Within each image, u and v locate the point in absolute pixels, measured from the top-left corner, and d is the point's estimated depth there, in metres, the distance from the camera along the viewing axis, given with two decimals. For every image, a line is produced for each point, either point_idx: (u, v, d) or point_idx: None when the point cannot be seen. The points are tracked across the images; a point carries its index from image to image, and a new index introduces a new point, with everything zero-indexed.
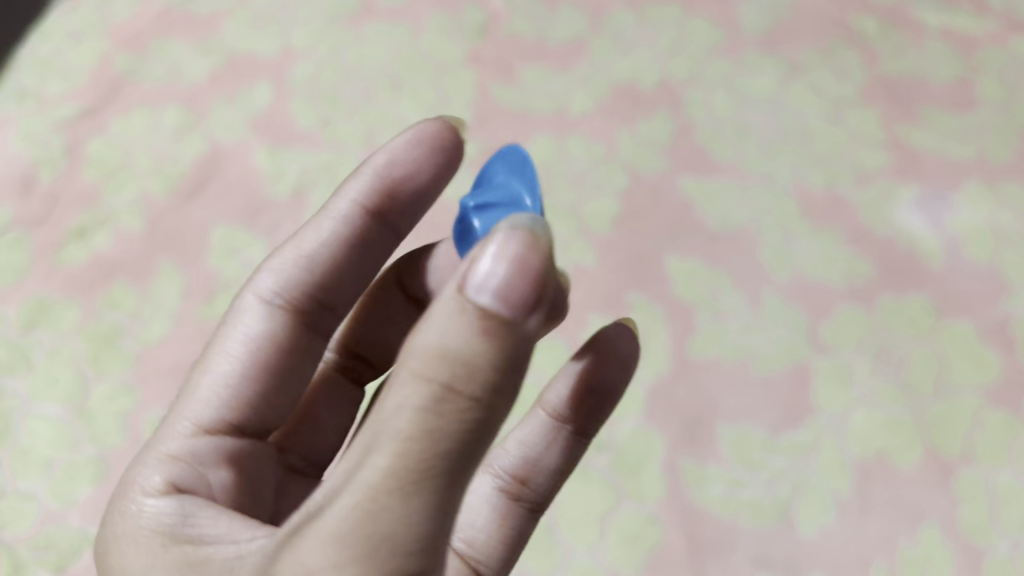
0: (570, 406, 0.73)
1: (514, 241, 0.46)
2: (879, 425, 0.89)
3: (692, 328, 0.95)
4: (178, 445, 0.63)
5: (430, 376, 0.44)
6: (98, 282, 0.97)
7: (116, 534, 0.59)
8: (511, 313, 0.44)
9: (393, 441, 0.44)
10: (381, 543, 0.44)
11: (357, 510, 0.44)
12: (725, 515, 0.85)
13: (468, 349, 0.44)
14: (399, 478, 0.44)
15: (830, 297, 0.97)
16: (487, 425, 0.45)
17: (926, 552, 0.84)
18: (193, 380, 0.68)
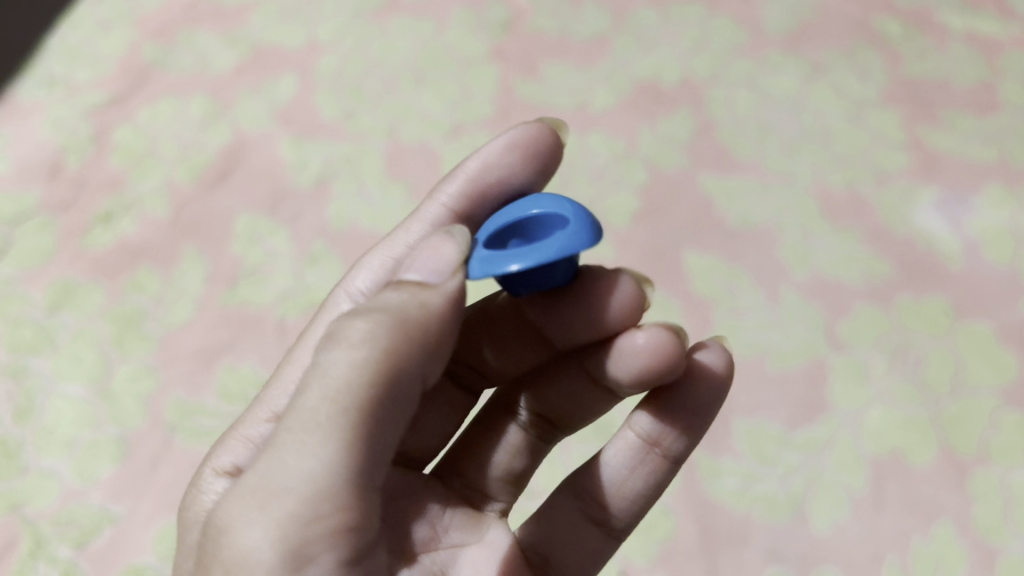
0: (660, 428, 0.66)
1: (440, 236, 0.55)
2: (894, 423, 0.89)
3: (709, 323, 0.95)
4: (257, 433, 0.67)
5: (338, 334, 0.51)
6: (123, 266, 0.98)
7: (187, 502, 0.66)
8: (427, 278, 0.53)
9: (305, 391, 0.50)
10: (281, 482, 0.48)
11: (270, 455, 0.49)
12: (739, 508, 0.85)
13: (378, 303, 0.52)
14: (298, 418, 0.49)
15: (848, 295, 0.98)
16: (390, 370, 0.50)
17: (940, 550, 0.83)
18: (281, 366, 0.71)
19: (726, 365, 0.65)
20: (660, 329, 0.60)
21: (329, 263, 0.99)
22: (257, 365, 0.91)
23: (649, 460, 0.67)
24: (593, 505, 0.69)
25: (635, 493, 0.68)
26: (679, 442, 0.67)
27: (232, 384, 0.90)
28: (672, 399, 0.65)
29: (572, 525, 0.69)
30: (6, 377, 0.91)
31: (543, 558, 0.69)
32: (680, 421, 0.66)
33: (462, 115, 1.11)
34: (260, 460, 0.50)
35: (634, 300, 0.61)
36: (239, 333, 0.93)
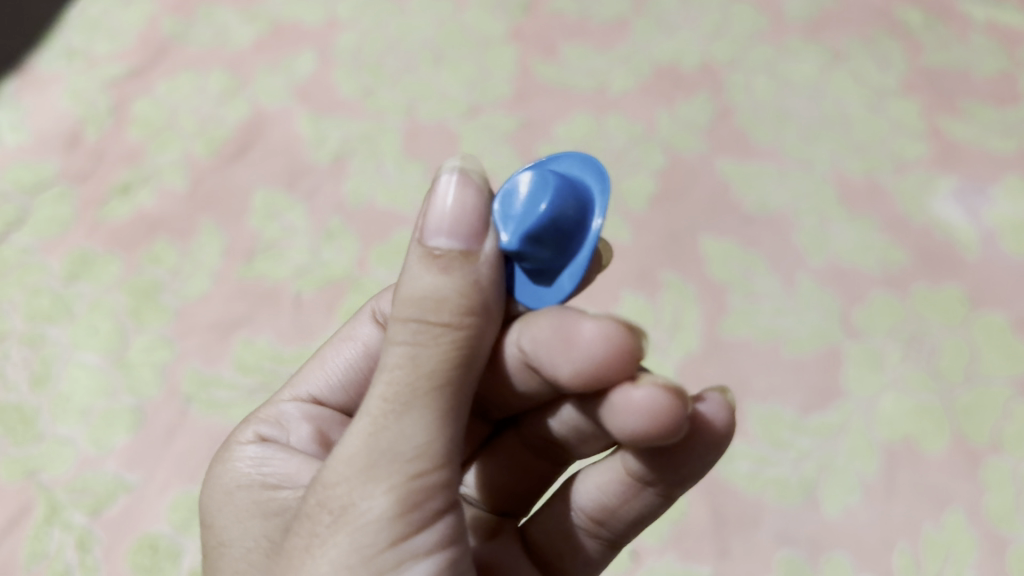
0: (654, 470, 0.60)
1: (451, 187, 0.48)
2: (907, 410, 0.89)
3: (725, 307, 0.95)
4: (279, 409, 0.68)
5: (406, 315, 0.47)
6: (141, 238, 0.99)
7: (210, 469, 0.63)
8: (470, 247, 0.48)
9: (385, 373, 0.47)
10: (384, 462, 0.46)
11: (362, 436, 0.47)
12: (750, 491, 0.85)
13: (434, 280, 0.47)
14: (390, 401, 0.47)
15: (865, 283, 0.98)
16: (470, 350, 0.47)
17: (952, 537, 0.83)
18: (308, 365, 0.72)
19: (723, 419, 0.56)
20: (651, 394, 0.50)
21: (346, 239, 0.98)
22: (273, 339, 0.91)
23: (643, 493, 0.62)
24: (591, 521, 0.65)
25: (630, 518, 0.64)
26: (673, 482, 0.61)
27: (248, 357, 0.90)
28: (659, 454, 0.59)
29: (570, 536, 0.66)
30: (23, 345, 0.92)
31: (544, 563, 0.67)
32: (673, 469, 0.59)
33: (480, 95, 1.10)
34: (351, 441, 0.48)
35: (624, 350, 0.50)
36: (255, 306, 0.93)
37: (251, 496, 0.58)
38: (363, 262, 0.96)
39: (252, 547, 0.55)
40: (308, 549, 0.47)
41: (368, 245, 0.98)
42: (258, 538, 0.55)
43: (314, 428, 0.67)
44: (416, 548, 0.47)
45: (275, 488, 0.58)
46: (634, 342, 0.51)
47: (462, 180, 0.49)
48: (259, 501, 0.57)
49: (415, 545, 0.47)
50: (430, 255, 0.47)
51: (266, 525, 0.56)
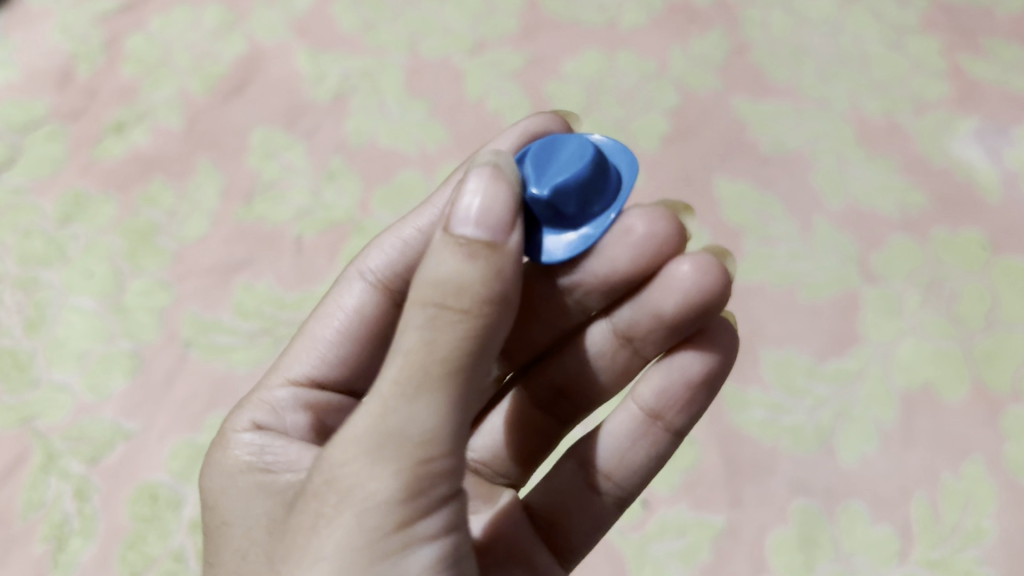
0: (664, 402, 0.61)
1: (482, 178, 0.47)
2: (926, 356, 0.86)
3: (740, 251, 0.92)
4: (274, 395, 0.65)
5: (425, 298, 0.44)
6: (136, 179, 0.96)
7: (208, 457, 0.61)
8: (494, 237, 0.46)
9: (398, 354, 0.44)
10: (392, 446, 0.44)
11: (371, 415, 0.44)
12: (765, 439, 0.82)
13: (457, 267, 0.44)
14: (401, 382, 0.44)
15: (882, 226, 0.94)
16: (486, 337, 0.45)
17: (971, 486, 0.79)
18: (297, 341, 0.69)
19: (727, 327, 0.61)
20: (700, 259, 0.57)
21: (347, 179, 0.95)
22: (273, 283, 0.88)
23: (652, 432, 0.63)
24: (598, 474, 0.64)
25: (634, 470, 0.63)
26: (684, 414, 0.62)
27: (248, 302, 0.87)
28: (678, 367, 0.60)
29: (575, 493, 0.65)
30: (16, 289, 0.89)
31: (549, 523, 0.65)
32: (686, 392, 0.61)
33: (485, 30, 1.06)
34: (359, 420, 0.45)
35: (670, 228, 0.57)
36: (254, 249, 0.90)
37: (251, 480, 0.56)
38: (366, 204, 0.93)
39: (254, 524, 0.52)
40: (312, 531, 0.45)
41: (370, 187, 0.95)
42: (259, 516, 0.53)
43: (311, 416, 0.64)
44: (421, 534, 0.45)
45: (274, 471, 0.56)
46: (678, 225, 0.58)
47: (494, 177, 0.48)
48: (259, 483, 0.55)
49: (420, 531, 0.45)
50: (455, 244, 0.45)
51: (265, 504, 0.53)
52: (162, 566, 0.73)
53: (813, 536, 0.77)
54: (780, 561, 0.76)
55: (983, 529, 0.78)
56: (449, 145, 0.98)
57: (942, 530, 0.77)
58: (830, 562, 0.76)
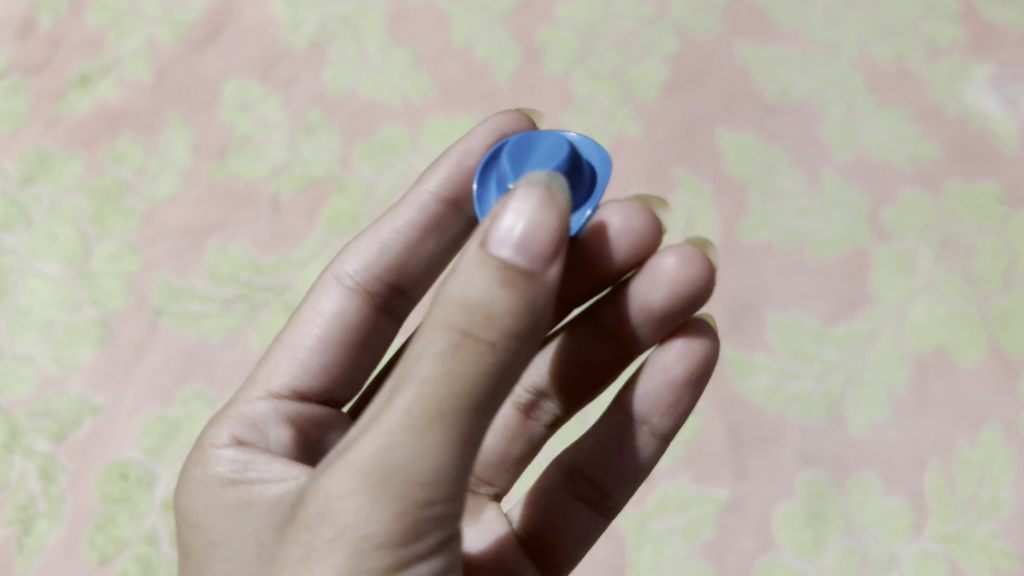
0: (649, 404, 0.60)
1: (531, 199, 0.39)
2: (940, 317, 0.81)
3: (744, 206, 0.87)
4: (254, 409, 0.59)
5: (450, 322, 0.38)
6: (103, 135, 0.90)
7: (184, 476, 0.54)
8: (532, 265, 0.38)
9: (411, 380, 0.38)
10: (394, 486, 0.38)
11: (373, 445, 0.39)
12: (771, 407, 0.77)
13: (487, 290, 0.38)
14: (411, 414, 0.38)
15: (894, 179, 0.89)
16: (508, 373, 0.39)
17: (987, 455, 0.75)
18: (272, 352, 0.65)
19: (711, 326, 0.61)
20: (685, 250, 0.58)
21: (327, 133, 0.89)
22: (249, 246, 0.83)
23: (637, 437, 0.61)
24: (584, 483, 0.62)
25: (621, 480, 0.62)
26: (669, 417, 0.60)
27: (222, 266, 0.81)
28: (662, 367, 0.60)
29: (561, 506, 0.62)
30: None
31: (535, 537, 0.62)
32: (670, 394, 0.60)
33: None
34: (360, 446, 0.39)
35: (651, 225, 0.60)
36: (229, 209, 0.85)
37: (234, 497, 0.49)
38: (346, 159, 0.87)
39: (242, 547, 0.46)
40: (302, 564, 0.40)
41: (350, 141, 0.89)
42: (248, 538, 0.46)
43: (294, 430, 0.59)
44: None
45: (263, 483, 0.49)
46: (653, 220, 0.61)
47: (543, 199, 0.40)
48: (244, 499, 0.48)
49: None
50: (489, 264, 0.38)
51: (249, 525, 0.46)
52: (133, 549, 0.69)
53: (822, 510, 0.73)
54: (787, 537, 0.72)
55: (1000, 500, 0.73)
56: (435, 95, 0.92)
57: (957, 503, 0.73)
58: (840, 537, 0.72)
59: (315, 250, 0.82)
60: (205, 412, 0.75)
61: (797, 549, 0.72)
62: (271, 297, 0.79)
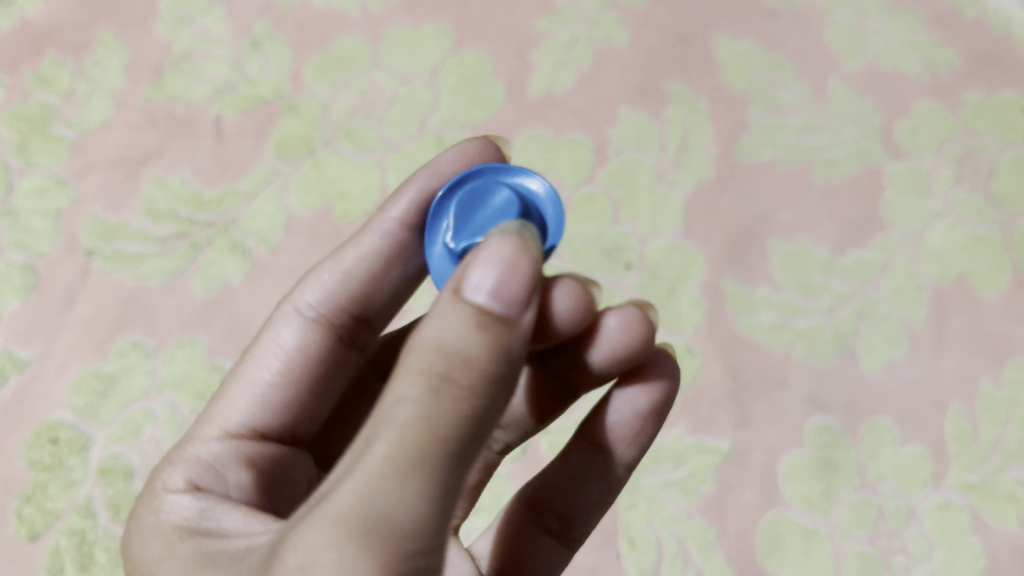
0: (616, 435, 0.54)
1: (504, 245, 0.37)
2: (960, 243, 0.73)
3: (744, 123, 0.78)
4: (208, 449, 0.50)
5: (426, 367, 0.34)
6: (25, 56, 0.80)
7: (136, 524, 0.46)
8: (507, 310, 0.35)
9: (388, 425, 0.34)
10: (379, 540, 0.33)
11: (350, 493, 0.33)
12: (775, 347, 0.70)
13: (463, 331, 0.34)
14: (392, 457, 0.33)
15: (908, 89, 0.80)
16: (486, 423, 0.35)
17: (1012, 396, 0.68)
18: (224, 387, 0.54)
19: (671, 368, 0.54)
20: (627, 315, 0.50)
21: (275, 48, 0.80)
22: (189, 176, 0.74)
23: (602, 466, 0.55)
24: (550, 514, 0.56)
25: (589, 510, 0.55)
26: (635, 445, 0.55)
27: (160, 201, 0.73)
28: (626, 398, 0.54)
29: (526, 539, 0.55)
30: None
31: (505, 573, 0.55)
32: (635, 424, 0.54)
33: None
34: (335, 496, 0.34)
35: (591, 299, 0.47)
36: (168, 135, 0.76)
37: (192, 550, 0.41)
38: (298, 77, 0.79)
39: None
40: None
41: (301, 57, 0.80)
42: None
43: (255, 473, 0.50)
44: None
45: (225, 537, 0.41)
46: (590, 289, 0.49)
47: (518, 244, 0.37)
48: (203, 552, 0.41)
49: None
50: (464, 307, 0.35)
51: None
52: (66, 523, 0.62)
53: (833, 459, 0.66)
54: (794, 490, 0.65)
55: None
56: (396, 3, 0.83)
57: (981, 448, 0.66)
58: (854, 490, 0.65)
59: (264, 179, 0.74)
60: (143, 365, 0.67)
61: (805, 505, 0.65)
62: (215, 234, 0.71)
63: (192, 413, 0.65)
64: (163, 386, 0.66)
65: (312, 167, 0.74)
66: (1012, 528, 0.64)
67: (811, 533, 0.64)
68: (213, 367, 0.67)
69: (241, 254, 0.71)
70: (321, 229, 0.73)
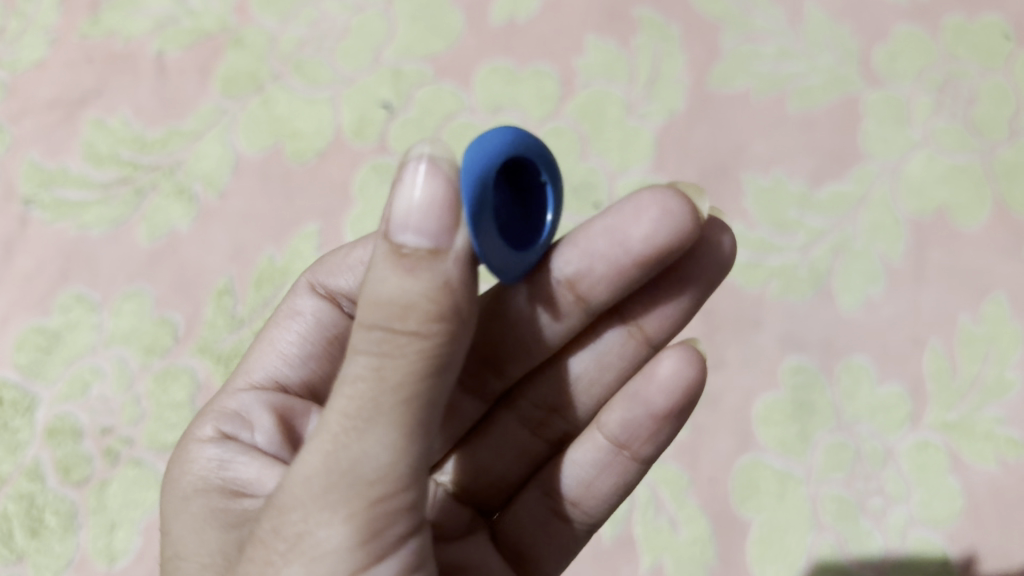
0: (634, 433, 0.49)
1: (423, 174, 0.32)
2: (940, 174, 0.70)
3: (716, 51, 0.75)
4: (236, 401, 0.47)
5: (369, 320, 0.32)
6: None
7: (165, 479, 0.44)
8: (437, 243, 0.31)
9: (343, 381, 0.32)
10: (346, 489, 0.32)
11: (317, 448, 0.32)
12: (749, 287, 0.67)
13: (399, 281, 0.31)
14: (348, 413, 0.32)
15: (886, 13, 0.76)
16: (449, 360, 0.32)
17: (993, 332, 0.65)
18: (252, 348, 0.53)
19: (701, 373, 0.47)
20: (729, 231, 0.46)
21: None
22: (130, 116, 0.72)
23: (615, 462, 0.50)
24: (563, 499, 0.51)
25: (603, 497, 0.50)
26: (652, 443, 0.49)
27: (100, 144, 0.71)
28: (642, 398, 0.48)
29: (539, 524, 0.51)
30: None
31: (516, 554, 0.51)
32: (649, 424, 0.48)
33: None
34: (305, 457, 0.33)
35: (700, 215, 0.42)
36: (105, 73, 0.74)
37: (202, 505, 0.41)
38: (242, 8, 0.76)
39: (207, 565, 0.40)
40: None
41: None
42: (215, 552, 0.40)
43: (281, 417, 0.47)
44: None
45: (238, 495, 0.41)
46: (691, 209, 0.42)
47: (432, 164, 0.32)
48: (213, 511, 0.41)
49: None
50: (395, 254, 0.31)
51: (217, 547, 0.40)
52: (14, 487, 0.61)
53: (809, 400, 0.64)
54: (769, 434, 0.63)
55: (1007, 381, 0.64)
56: None
57: (959, 386, 0.64)
58: (830, 432, 0.63)
59: (210, 118, 0.72)
60: (88, 320, 0.66)
61: (780, 448, 0.63)
62: (158, 178, 0.69)
63: (140, 368, 0.64)
64: (110, 340, 0.65)
65: (260, 104, 0.72)
66: (991, 468, 0.62)
67: (785, 477, 0.62)
68: (161, 319, 0.65)
69: (188, 199, 0.69)
70: (270, 170, 0.70)
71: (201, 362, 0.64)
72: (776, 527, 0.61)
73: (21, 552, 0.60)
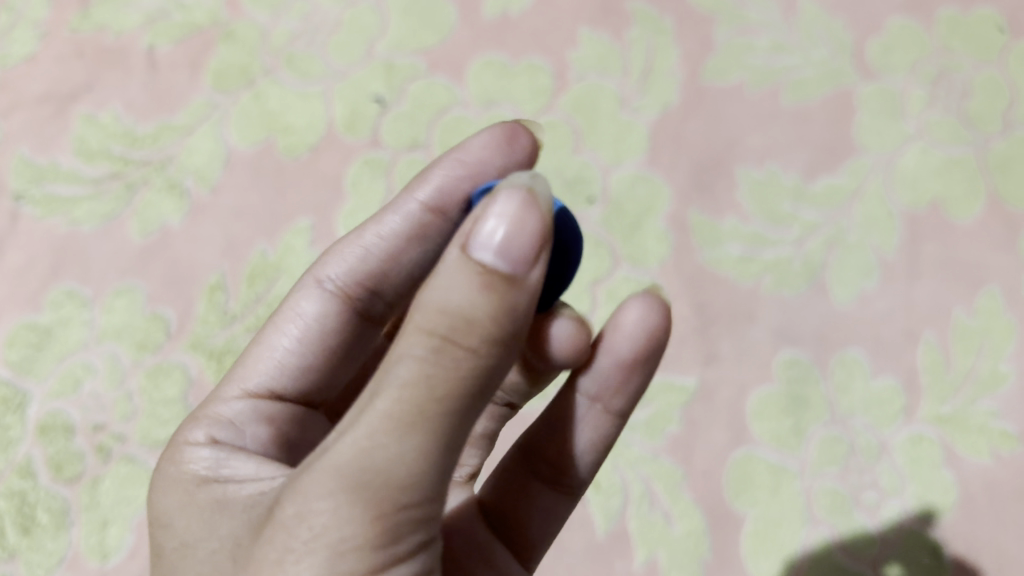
0: (603, 384, 0.48)
1: (511, 202, 0.32)
2: (933, 167, 0.70)
3: (709, 44, 0.75)
4: (227, 409, 0.46)
5: (428, 326, 0.31)
6: None
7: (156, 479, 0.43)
8: (514, 270, 0.31)
9: (388, 382, 0.31)
10: (377, 491, 0.30)
11: (350, 444, 0.31)
12: (743, 280, 0.67)
13: (469, 294, 0.31)
14: (390, 414, 0.30)
15: (881, 6, 0.76)
16: (492, 380, 0.32)
17: (986, 324, 0.65)
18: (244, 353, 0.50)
19: (664, 320, 0.46)
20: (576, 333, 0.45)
21: None
22: (121, 111, 0.72)
23: (589, 416, 0.49)
24: (544, 463, 0.50)
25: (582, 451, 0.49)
26: (622, 395, 0.48)
27: (91, 138, 0.71)
28: (608, 349, 0.47)
29: (521, 489, 0.50)
30: None
31: (503, 520, 0.50)
32: (617, 372, 0.47)
33: None
34: (335, 449, 0.31)
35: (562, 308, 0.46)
36: (97, 68, 0.74)
37: (206, 498, 0.40)
38: (234, 3, 0.75)
39: (218, 548, 0.37)
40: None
41: None
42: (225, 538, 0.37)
43: (274, 429, 0.46)
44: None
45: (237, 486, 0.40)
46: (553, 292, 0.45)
47: (523, 200, 0.32)
48: (219, 501, 0.39)
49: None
50: (470, 268, 0.31)
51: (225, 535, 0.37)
52: (5, 483, 0.61)
53: (802, 394, 0.64)
54: (763, 428, 0.63)
55: (1000, 374, 0.64)
56: None
57: (952, 380, 0.64)
58: (823, 426, 0.63)
59: (201, 112, 0.71)
60: (80, 316, 0.65)
61: (775, 442, 0.63)
62: (149, 174, 0.69)
63: (132, 364, 0.64)
64: (101, 337, 0.65)
65: (251, 99, 0.72)
66: (985, 461, 0.62)
67: (780, 471, 0.62)
68: (153, 315, 0.65)
69: (180, 194, 0.69)
70: (262, 164, 0.70)
71: (192, 358, 0.63)
72: (771, 521, 0.61)
73: (12, 549, 0.60)
